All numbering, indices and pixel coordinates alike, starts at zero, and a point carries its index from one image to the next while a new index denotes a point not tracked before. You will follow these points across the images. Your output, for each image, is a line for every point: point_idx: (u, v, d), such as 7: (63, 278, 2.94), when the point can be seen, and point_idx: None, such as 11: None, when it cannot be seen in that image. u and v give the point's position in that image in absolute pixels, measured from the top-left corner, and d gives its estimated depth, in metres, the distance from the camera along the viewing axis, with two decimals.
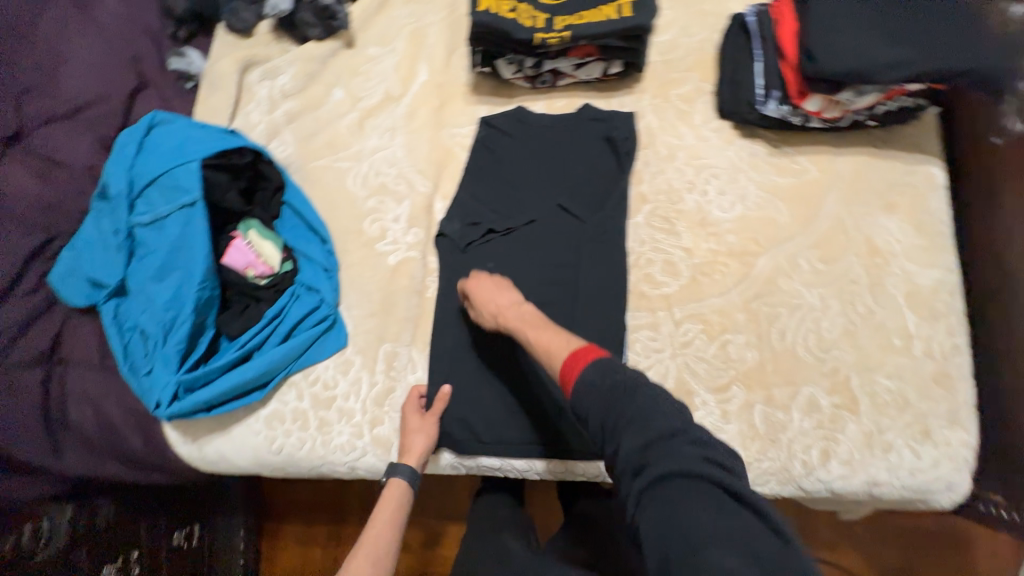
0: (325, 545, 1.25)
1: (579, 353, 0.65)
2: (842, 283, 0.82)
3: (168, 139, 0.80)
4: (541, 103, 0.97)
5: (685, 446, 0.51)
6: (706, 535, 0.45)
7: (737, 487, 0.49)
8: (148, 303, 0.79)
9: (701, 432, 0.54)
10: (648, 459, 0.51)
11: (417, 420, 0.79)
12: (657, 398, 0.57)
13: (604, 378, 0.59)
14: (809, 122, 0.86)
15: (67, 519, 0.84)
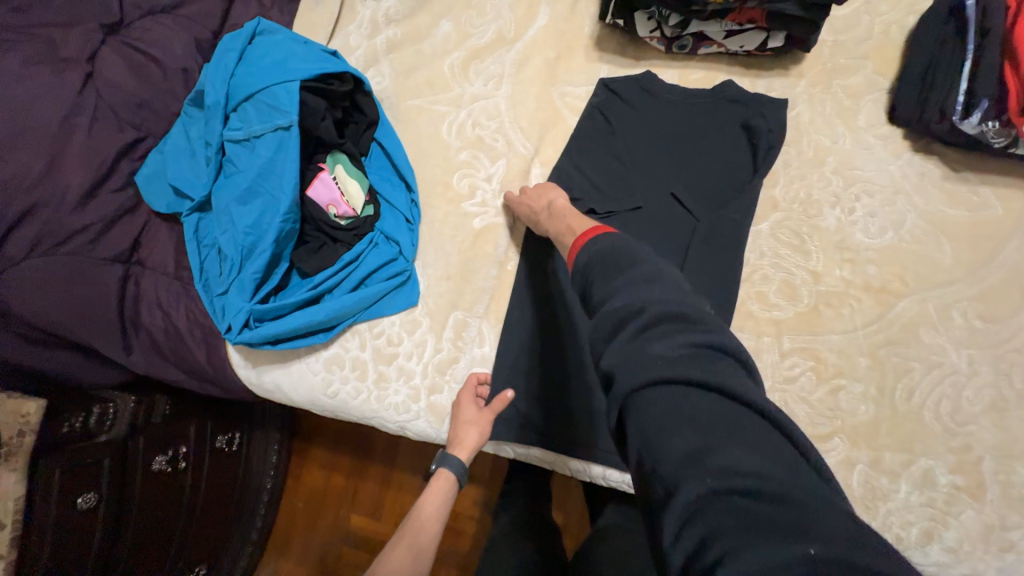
0: (347, 474, 1.27)
1: (578, 242, 0.60)
2: (1001, 350, 0.68)
3: (272, 50, 0.74)
4: (672, 72, 0.84)
5: (659, 340, 0.42)
6: (676, 441, 0.36)
7: (723, 379, 0.39)
8: (231, 224, 0.76)
9: (688, 315, 0.44)
10: (614, 361, 0.43)
11: (474, 411, 0.75)
12: (632, 279, 0.49)
13: (597, 262, 0.54)
14: (1015, 148, 0.69)
15: (130, 406, 0.88)
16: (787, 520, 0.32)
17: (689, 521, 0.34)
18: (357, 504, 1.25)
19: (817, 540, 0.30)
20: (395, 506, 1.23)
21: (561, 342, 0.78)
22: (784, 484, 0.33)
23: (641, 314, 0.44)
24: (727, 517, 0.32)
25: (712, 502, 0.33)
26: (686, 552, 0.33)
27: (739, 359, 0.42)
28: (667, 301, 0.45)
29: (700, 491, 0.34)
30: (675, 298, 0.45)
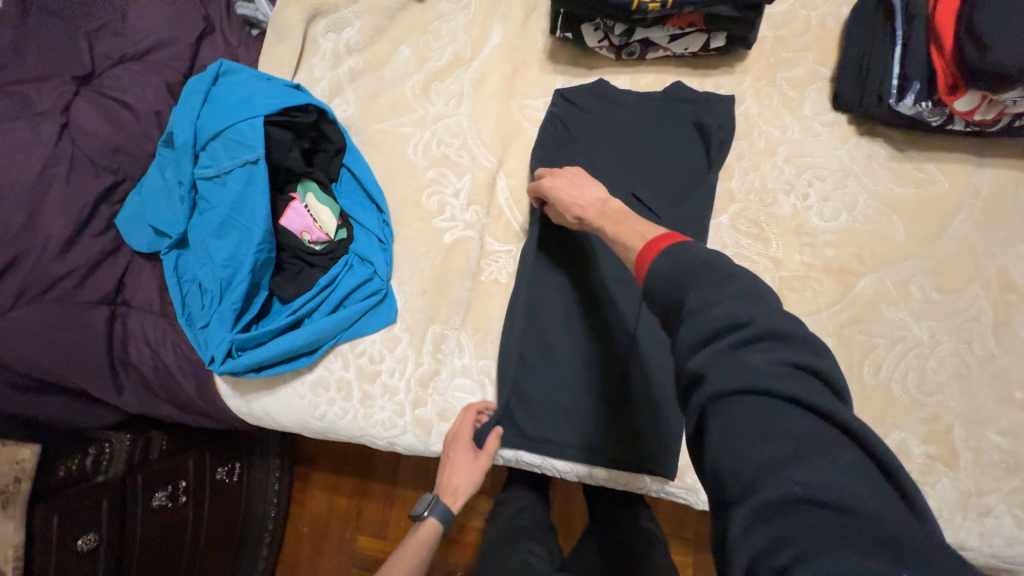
0: (350, 495, 1.28)
1: (650, 248, 0.57)
2: (959, 319, 0.70)
3: (235, 90, 0.77)
4: (624, 78, 0.87)
5: (755, 353, 0.42)
6: (765, 450, 0.38)
7: (819, 399, 0.39)
8: (208, 258, 0.78)
9: (791, 333, 0.43)
10: (703, 364, 0.43)
11: (466, 452, 0.79)
12: (729, 288, 0.46)
13: (680, 270, 0.51)
14: (951, 124, 0.71)
15: (126, 445, 0.89)
16: (870, 534, 0.33)
17: (763, 522, 0.36)
18: (362, 522, 1.26)
19: (900, 554, 0.32)
20: (400, 522, 1.24)
21: (538, 346, 0.81)
22: (870, 501, 0.35)
23: (741, 325, 0.43)
24: (813, 527, 0.34)
25: (794, 509, 0.35)
26: (759, 551, 0.35)
27: (832, 381, 0.43)
28: (769, 315, 0.44)
29: (782, 496, 0.36)
30: (777, 312, 0.45)
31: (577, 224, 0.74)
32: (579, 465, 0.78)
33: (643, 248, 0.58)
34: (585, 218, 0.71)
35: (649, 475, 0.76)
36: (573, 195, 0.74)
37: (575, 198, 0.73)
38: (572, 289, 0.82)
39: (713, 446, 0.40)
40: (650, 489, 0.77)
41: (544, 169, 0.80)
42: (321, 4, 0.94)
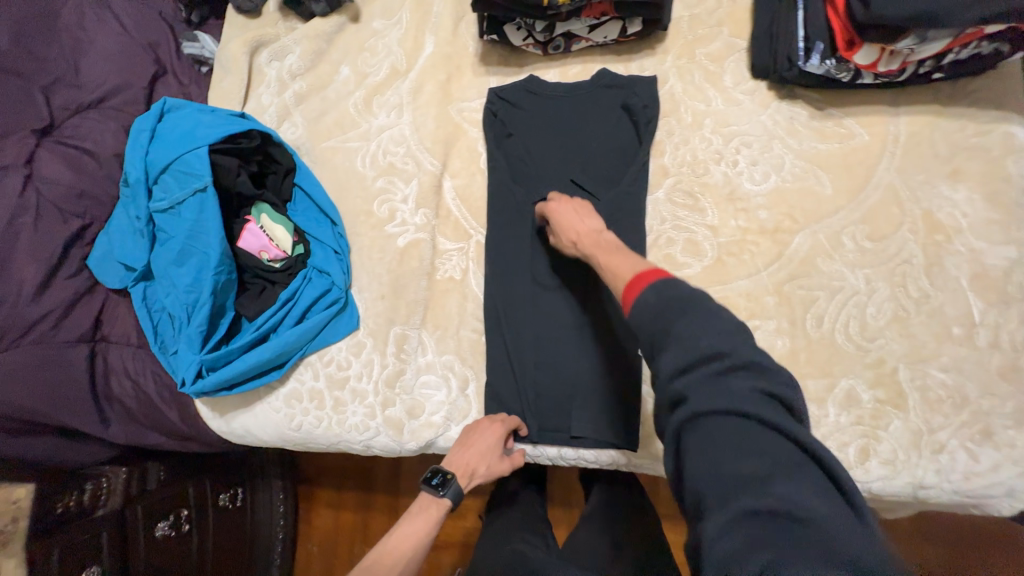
0: (355, 510, 1.30)
1: (638, 281, 0.58)
2: (892, 265, 0.72)
3: (181, 124, 0.81)
4: (554, 72, 0.90)
5: (737, 381, 0.46)
6: (743, 469, 0.42)
7: (787, 427, 0.44)
8: (172, 287, 0.82)
9: (762, 362, 0.48)
10: (686, 387, 0.47)
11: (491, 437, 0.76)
12: (713, 323, 0.49)
13: (667, 303, 0.53)
14: (860, 77, 0.75)
15: (122, 477, 0.92)
16: (830, 546, 0.38)
17: (737, 531, 0.39)
18: (370, 533, 1.29)
19: (850, 563, 0.36)
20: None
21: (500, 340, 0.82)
22: (829, 517, 0.39)
23: (722, 353, 0.47)
24: (781, 540, 0.38)
25: (764, 523, 0.39)
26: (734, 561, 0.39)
27: (796, 408, 0.48)
28: (745, 346, 0.48)
29: (754, 508, 0.40)
30: (751, 342, 0.49)
31: (571, 250, 0.75)
32: (548, 447, 0.81)
33: (630, 278, 0.60)
34: (581, 246, 0.73)
35: (615, 450, 0.78)
36: (570, 225, 0.75)
37: (574, 227, 0.75)
38: (524, 279, 0.83)
39: (694, 464, 0.44)
40: (620, 463, 0.79)
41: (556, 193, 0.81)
42: (263, 35, 0.99)
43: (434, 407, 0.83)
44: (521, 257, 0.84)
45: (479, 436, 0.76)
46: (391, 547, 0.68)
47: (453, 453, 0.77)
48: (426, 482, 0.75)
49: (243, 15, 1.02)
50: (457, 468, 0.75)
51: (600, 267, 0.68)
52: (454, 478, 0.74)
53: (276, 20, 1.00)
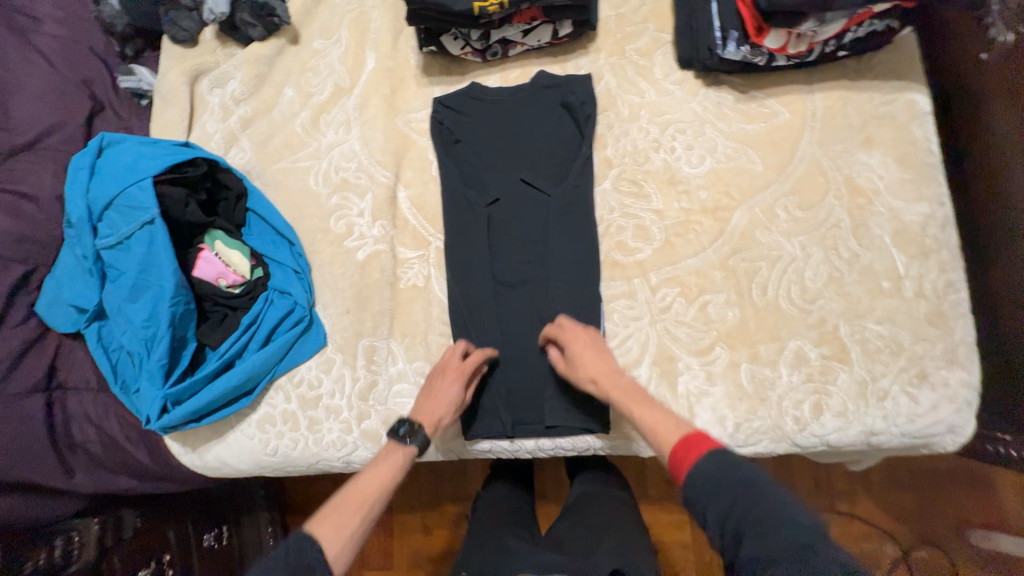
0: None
1: (687, 447, 0.60)
2: (823, 230, 0.78)
3: (121, 158, 0.80)
4: (494, 78, 0.93)
5: (821, 557, 0.47)
6: None
7: None
8: (128, 323, 0.81)
9: (842, 551, 0.48)
10: (767, 556, 0.48)
11: (456, 389, 0.76)
12: (790, 512, 0.50)
13: (727, 483, 0.54)
14: (774, 60, 0.80)
15: (95, 529, 0.87)
16: None
17: None
18: (367, 556, 1.29)
19: None
20: (404, 547, 1.28)
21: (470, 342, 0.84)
22: None
23: (803, 529, 0.49)
24: None
25: None
26: None
27: None
28: (819, 531, 0.49)
29: None
30: (823, 530, 0.50)
31: (590, 386, 0.74)
32: (525, 440, 0.82)
33: (679, 439, 0.61)
34: (600, 384, 0.72)
35: (590, 434, 0.80)
36: (590, 362, 0.74)
37: (584, 358, 0.74)
38: (487, 280, 0.84)
39: None
40: (597, 447, 0.81)
41: (567, 317, 0.80)
42: (202, 64, 0.98)
43: (409, 414, 0.84)
44: (482, 259, 0.85)
45: (444, 389, 0.77)
46: (357, 492, 0.68)
47: (419, 404, 0.77)
48: (393, 432, 0.75)
49: (179, 45, 1.01)
50: (423, 419, 0.75)
51: (631, 415, 0.68)
52: (419, 429, 0.74)
53: (213, 46, 1.00)
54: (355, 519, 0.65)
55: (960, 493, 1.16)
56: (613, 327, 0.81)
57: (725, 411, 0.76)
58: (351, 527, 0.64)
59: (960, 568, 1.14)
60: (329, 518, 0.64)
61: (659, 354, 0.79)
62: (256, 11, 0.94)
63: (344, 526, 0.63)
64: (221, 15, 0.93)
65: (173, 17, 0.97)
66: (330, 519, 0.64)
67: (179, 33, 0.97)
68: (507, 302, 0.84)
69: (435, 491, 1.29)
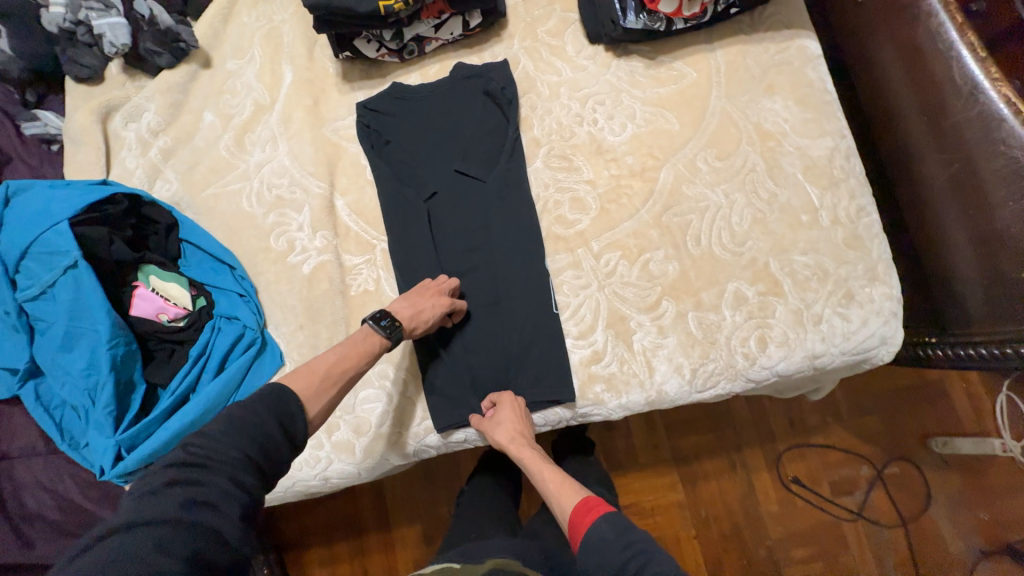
0: (351, 559, 1.28)
1: (583, 511, 0.66)
2: (742, 175, 0.83)
3: (32, 205, 0.76)
4: (414, 75, 0.94)
5: None
6: None
7: None
8: (66, 375, 0.77)
9: None
10: None
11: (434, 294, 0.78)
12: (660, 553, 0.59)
13: (618, 543, 0.60)
14: (674, 25, 0.85)
15: None
16: None
17: None
18: None
19: None
20: (406, 562, 1.26)
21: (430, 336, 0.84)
22: None
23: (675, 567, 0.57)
24: None
25: None
26: None
27: None
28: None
29: None
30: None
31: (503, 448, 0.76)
32: None
33: (579, 503, 0.68)
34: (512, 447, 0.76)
35: (560, 405, 0.82)
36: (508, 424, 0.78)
37: (495, 437, 0.77)
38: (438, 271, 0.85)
39: None
40: (568, 417, 0.83)
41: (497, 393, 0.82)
42: (111, 99, 0.95)
43: (377, 418, 0.83)
44: (429, 255, 0.86)
45: (427, 300, 0.77)
46: (337, 367, 0.68)
47: (400, 303, 0.77)
48: (372, 322, 0.74)
49: (84, 84, 0.97)
50: (404, 317, 0.75)
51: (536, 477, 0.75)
52: (400, 328, 0.74)
53: (122, 81, 0.97)
54: (330, 392, 0.66)
55: (916, 406, 1.24)
56: (564, 299, 0.83)
57: (680, 360, 0.80)
58: (328, 401, 0.66)
59: (928, 475, 1.21)
60: (308, 383, 0.65)
61: (611, 316, 0.82)
62: (161, 38, 0.92)
63: (322, 396, 0.65)
64: (123, 47, 0.89)
65: (71, 56, 0.93)
66: (306, 376, 0.65)
67: (81, 70, 0.93)
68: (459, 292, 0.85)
69: (428, 498, 1.29)
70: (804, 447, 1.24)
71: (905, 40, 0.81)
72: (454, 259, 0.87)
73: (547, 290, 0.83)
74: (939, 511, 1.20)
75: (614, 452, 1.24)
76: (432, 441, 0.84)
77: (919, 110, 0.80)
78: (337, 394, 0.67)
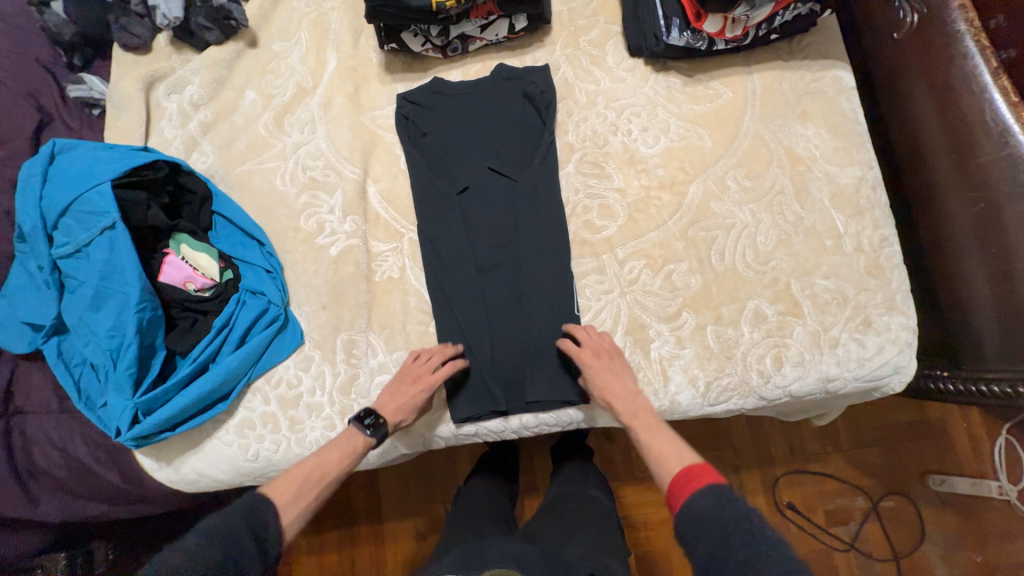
0: (341, 548, 1.28)
1: (687, 482, 0.65)
2: (770, 197, 0.84)
3: (75, 164, 0.77)
4: (456, 72, 0.96)
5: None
6: None
7: None
8: (91, 335, 0.78)
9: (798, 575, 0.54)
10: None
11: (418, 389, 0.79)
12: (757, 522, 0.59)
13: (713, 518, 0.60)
14: (714, 45, 0.87)
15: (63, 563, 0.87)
16: None
17: None
18: (358, 571, 1.26)
19: None
20: (396, 555, 1.26)
21: (450, 327, 0.85)
22: None
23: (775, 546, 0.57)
24: None
25: None
26: None
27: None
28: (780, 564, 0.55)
29: None
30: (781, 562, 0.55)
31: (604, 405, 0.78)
32: (510, 419, 0.84)
33: (682, 474, 0.67)
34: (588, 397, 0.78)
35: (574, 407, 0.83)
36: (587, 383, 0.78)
37: (609, 385, 0.77)
38: (466, 266, 0.86)
39: None
40: (578, 420, 0.85)
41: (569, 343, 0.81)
42: (157, 70, 0.97)
43: None
44: (456, 249, 0.87)
45: (408, 390, 0.79)
46: (317, 471, 0.72)
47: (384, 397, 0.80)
48: (357, 425, 0.77)
49: (131, 52, 0.99)
50: (387, 414, 0.78)
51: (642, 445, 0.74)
52: (383, 424, 0.77)
53: (168, 53, 0.98)
54: (306, 500, 0.70)
55: (916, 443, 1.25)
56: (586, 302, 0.85)
57: (696, 371, 0.81)
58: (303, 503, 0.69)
59: (924, 512, 1.22)
60: (287, 489, 0.69)
61: (631, 324, 0.83)
62: (213, 15, 0.93)
63: (298, 504, 0.69)
64: (175, 20, 0.92)
65: (123, 24, 0.95)
66: (285, 487, 0.69)
67: (131, 40, 0.95)
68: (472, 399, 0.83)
69: (424, 493, 1.28)
70: (803, 473, 1.24)
71: (938, 80, 0.83)
72: (480, 255, 0.88)
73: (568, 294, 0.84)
74: (933, 548, 1.20)
75: (613, 462, 1.25)
76: (448, 430, 0.85)
77: (947, 147, 0.82)
78: (315, 499, 0.71)
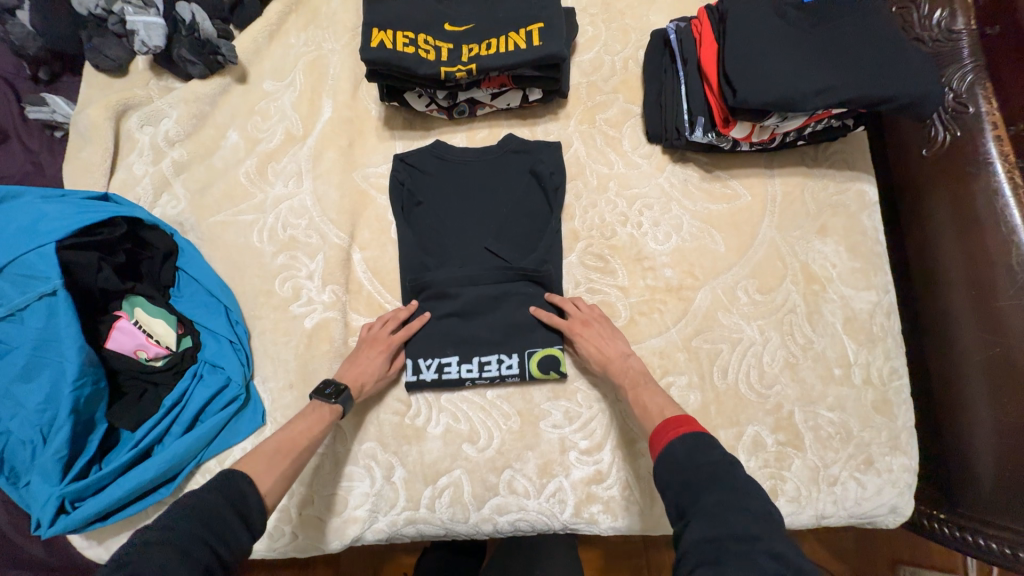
0: None
1: (657, 438, 0.62)
2: (781, 314, 0.79)
3: (18, 217, 0.69)
4: (460, 136, 0.89)
5: (711, 501, 0.51)
6: (723, 533, 0.48)
7: (726, 521, 0.49)
8: (17, 408, 0.68)
9: (733, 487, 0.52)
10: (690, 511, 0.52)
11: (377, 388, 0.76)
12: (751, 502, 0.50)
13: (686, 465, 0.56)
14: (739, 145, 0.82)
15: None
16: None
17: None
18: None
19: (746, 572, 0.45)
20: None
21: (439, 338, 0.80)
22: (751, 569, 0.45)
23: (758, 530, 0.48)
24: None
25: None
26: None
27: (756, 511, 0.50)
28: (724, 489, 0.52)
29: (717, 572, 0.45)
30: (722, 481, 0.53)
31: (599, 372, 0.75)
32: (483, 524, 0.76)
33: (660, 424, 0.64)
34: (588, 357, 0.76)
35: (556, 517, 0.76)
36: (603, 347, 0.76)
37: (603, 350, 0.75)
38: (468, 350, 0.79)
39: (696, 547, 0.49)
40: (556, 527, 0.77)
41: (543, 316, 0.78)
42: (131, 98, 0.88)
43: (350, 501, 0.77)
44: (458, 339, 0.80)
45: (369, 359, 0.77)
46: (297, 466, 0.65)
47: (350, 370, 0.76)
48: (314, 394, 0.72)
49: (106, 74, 0.90)
50: (350, 382, 0.74)
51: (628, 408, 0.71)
52: (347, 389, 0.73)
53: (147, 78, 0.90)
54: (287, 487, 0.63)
55: (907, 536, 1.09)
56: (577, 407, 0.80)
57: None
58: None
59: None
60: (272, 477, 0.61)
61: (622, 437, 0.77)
62: (197, 48, 0.86)
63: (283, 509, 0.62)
64: (155, 48, 0.84)
65: (97, 44, 0.86)
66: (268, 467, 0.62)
67: (105, 63, 0.87)
68: (441, 487, 0.77)
69: None
70: None
71: (964, 209, 0.79)
72: (482, 337, 0.80)
73: (559, 369, 0.78)
74: None
75: None
76: (412, 528, 0.77)
77: (966, 282, 0.78)
78: None
